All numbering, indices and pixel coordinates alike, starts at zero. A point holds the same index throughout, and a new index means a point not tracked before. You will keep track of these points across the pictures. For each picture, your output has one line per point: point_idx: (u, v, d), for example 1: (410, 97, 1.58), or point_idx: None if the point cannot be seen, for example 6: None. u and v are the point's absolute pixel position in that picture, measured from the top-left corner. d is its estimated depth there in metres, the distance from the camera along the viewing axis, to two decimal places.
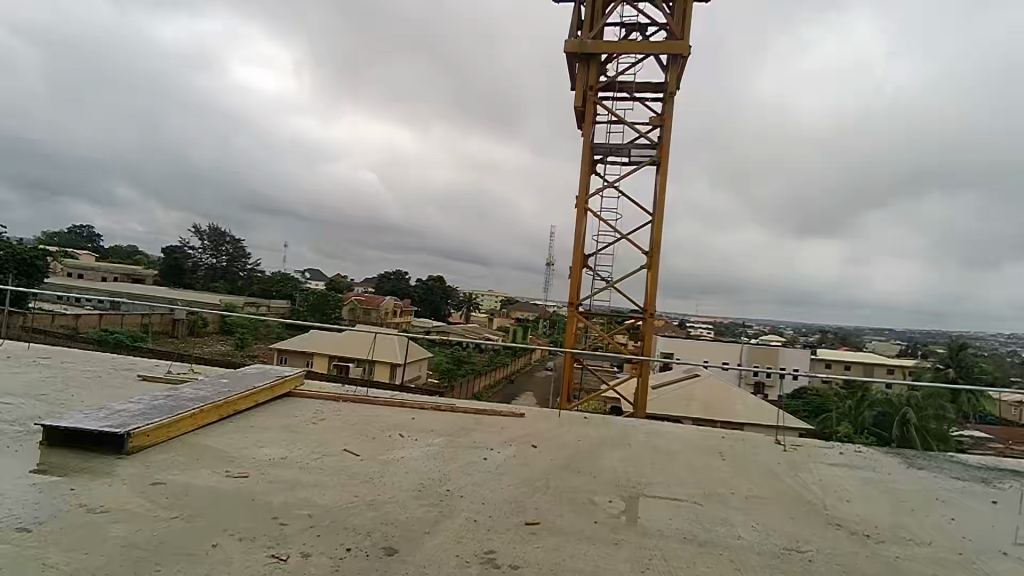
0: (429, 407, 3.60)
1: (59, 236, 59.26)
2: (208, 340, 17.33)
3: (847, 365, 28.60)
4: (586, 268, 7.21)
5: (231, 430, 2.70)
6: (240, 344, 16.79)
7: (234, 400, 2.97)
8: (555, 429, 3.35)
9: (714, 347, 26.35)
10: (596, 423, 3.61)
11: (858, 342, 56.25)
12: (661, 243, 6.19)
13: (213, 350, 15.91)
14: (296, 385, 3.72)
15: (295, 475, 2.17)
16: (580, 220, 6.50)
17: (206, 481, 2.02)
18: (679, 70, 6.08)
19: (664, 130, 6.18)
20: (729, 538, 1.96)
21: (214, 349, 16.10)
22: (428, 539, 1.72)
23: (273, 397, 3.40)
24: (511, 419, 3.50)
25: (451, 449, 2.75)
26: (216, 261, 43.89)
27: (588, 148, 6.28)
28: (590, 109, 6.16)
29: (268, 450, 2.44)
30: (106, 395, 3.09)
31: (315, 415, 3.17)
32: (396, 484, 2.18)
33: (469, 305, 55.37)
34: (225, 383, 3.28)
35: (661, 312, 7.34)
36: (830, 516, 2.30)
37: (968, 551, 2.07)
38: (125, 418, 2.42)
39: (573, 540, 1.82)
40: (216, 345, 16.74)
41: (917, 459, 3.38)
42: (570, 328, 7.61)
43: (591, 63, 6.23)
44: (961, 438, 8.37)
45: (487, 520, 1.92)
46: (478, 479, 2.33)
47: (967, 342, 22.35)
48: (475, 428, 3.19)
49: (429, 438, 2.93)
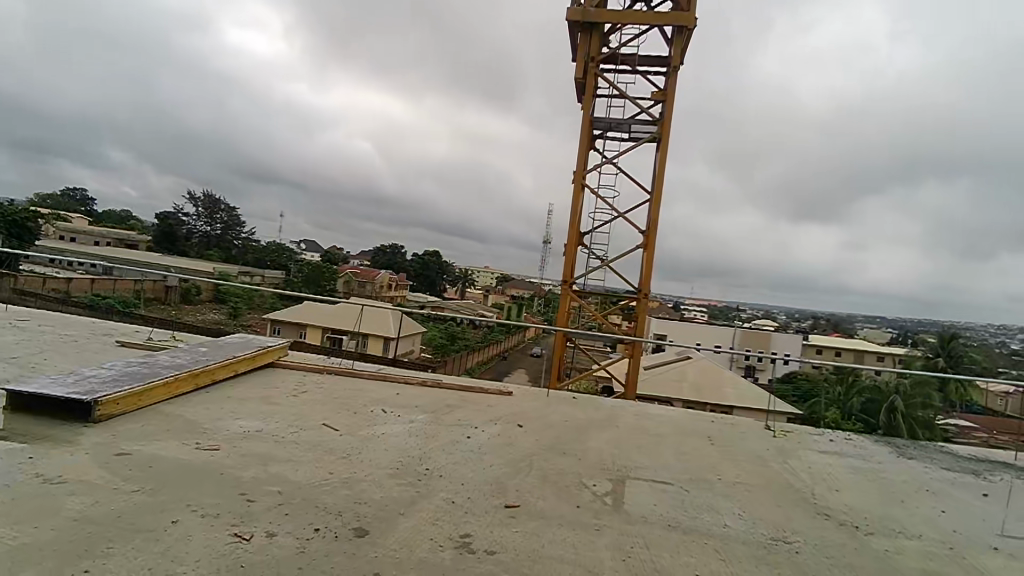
0: (415, 383, 3.52)
1: (51, 199, 58.47)
2: (200, 308, 17.22)
3: (838, 351, 28.85)
4: (581, 245, 7.09)
5: (206, 400, 2.61)
6: (232, 313, 16.66)
7: (212, 369, 2.88)
8: (540, 408, 3.29)
9: (707, 330, 26.45)
10: (585, 404, 3.55)
11: (849, 329, 56.64)
12: (658, 222, 6.07)
13: (205, 318, 15.81)
14: (280, 355, 3.64)
15: (269, 449, 2.10)
16: (576, 196, 6.36)
17: (175, 454, 1.95)
18: (684, 44, 5.91)
19: (665, 107, 6.03)
20: (714, 526, 1.90)
21: (205, 317, 16.00)
22: (401, 521, 1.65)
23: (254, 367, 3.31)
24: (498, 396, 3.44)
25: (434, 427, 2.67)
26: (211, 229, 43.59)
27: (587, 122, 6.13)
28: (591, 81, 6.00)
29: (243, 423, 2.36)
30: (80, 360, 2.99)
31: (297, 387, 3.09)
32: (373, 462, 2.10)
33: (465, 281, 55.27)
34: (203, 351, 3.18)
35: (656, 293, 7.25)
36: (819, 505, 2.24)
37: (959, 545, 2.01)
38: (94, 384, 2.33)
39: (553, 525, 1.75)
40: (209, 313, 16.65)
41: (907, 449, 3.33)
42: (563, 307, 7.45)
43: (593, 33, 6.04)
44: (947, 426, 8.49)
45: (465, 502, 1.85)
46: (461, 459, 2.26)
47: (958, 333, 22.56)
48: (460, 405, 3.12)
49: (413, 414, 2.85)
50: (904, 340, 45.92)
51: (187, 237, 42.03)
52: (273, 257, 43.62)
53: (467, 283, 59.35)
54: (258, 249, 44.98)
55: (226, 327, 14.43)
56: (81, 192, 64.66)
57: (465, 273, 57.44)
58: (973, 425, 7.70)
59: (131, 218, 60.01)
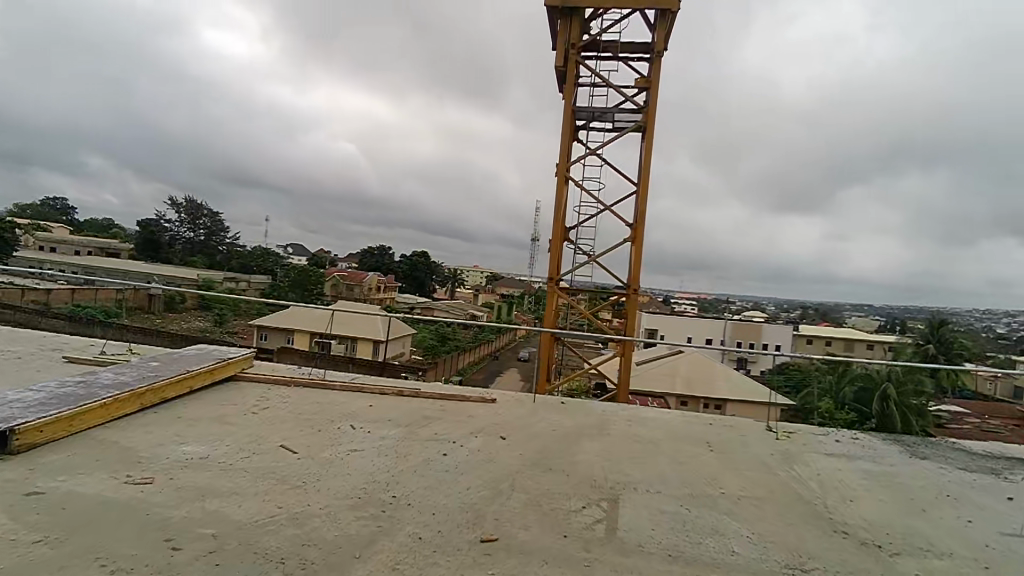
0: (390, 393, 3.27)
1: (30, 208, 57.48)
2: (183, 315, 16.85)
3: (827, 341, 28.77)
4: (568, 240, 6.84)
5: (151, 423, 2.34)
6: (217, 320, 16.30)
7: (160, 386, 2.61)
8: (526, 417, 3.04)
9: (697, 323, 26.29)
10: (574, 409, 3.31)
11: (837, 317, 56.82)
12: (646, 214, 5.84)
13: (188, 326, 15.45)
14: (243, 366, 3.36)
15: (211, 479, 1.83)
16: (560, 190, 6.12)
17: (98, 491, 1.69)
18: (667, 28, 5.69)
19: (650, 94, 5.80)
20: (719, 555, 1.66)
21: (188, 325, 15.65)
22: (356, 568, 1.39)
23: (212, 382, 3.04)
24: (481, 405, 3.19)
25: (407, 443, 2.42)
26: (194, 235, 43.10)
27: (570, 112, 5.88)
28: (572, 70, 5.76)
29: (187, 448, 2.09)
30: (18, 380, 2.72)
31: (259, 403, 2.83)
32: (331, 491, 1.84)
33: (455, 281, 54.83)
34: (154, 366, 2.90)
35: (646, 288, 7.02)
36: (834, 521, 2.02)
37: (993, 563, 1.79)
38: (16, 410, 2.05)
39: (534, 562, 1.51)
40: (192, 320, 16.30)
41: (919, 448, 3.12)
42: (550, 305, 7.19)
43: (573, 19, 5.81)
44: (938, 413, 8.39)
45: (434, 538, 1.59)
46: (434, 482, 2.01)
47: (947, 318, 22.48)
48: (438, 417, 2.86)
49: (385, 429, 2.60)
50: (894, 327, 46.00)
51: (171, 244, 41.39)
52: (259, 262, 43.05)
53: (457, 283, 58.95)
54: (244, 254, 44.44)
55: (210, 334, 14.13)
56: (61, 202, 63.53)
57: (455, 272, 56.99)
58: (964, 410, 7.60)
59: (113, 226, 59.17)
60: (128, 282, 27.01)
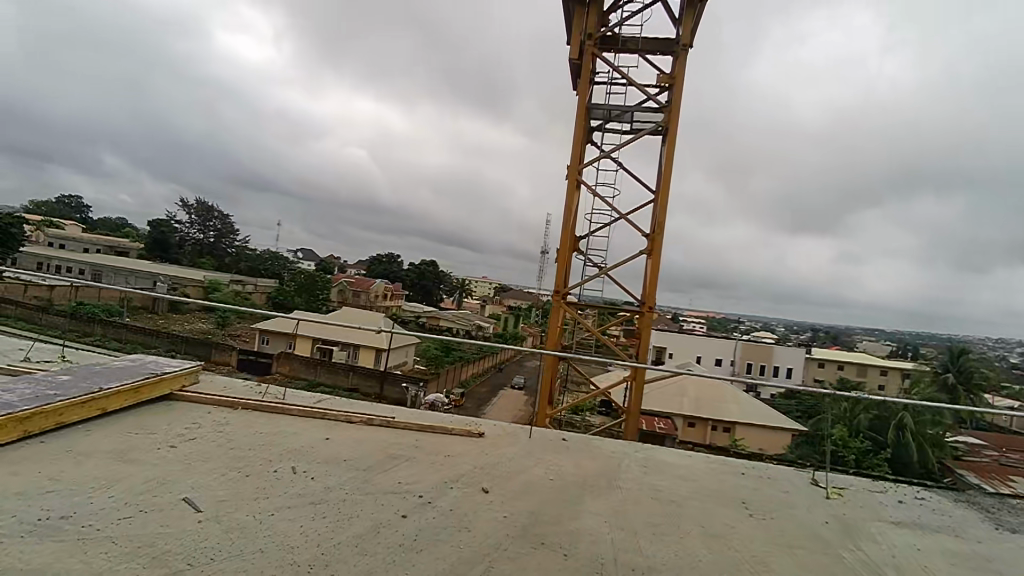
0: (354, 421, 2.72)
1: (44, 203, 57.86)
2: (185, 317, 16.54)
3: (840, 365, 27.62)
4: (576, 250, 6.27)
5: (28, 459, 1.81)
6: (220, 323, 15.98)
7: (55, 408, 2.08)
8: (519, 458, 2.48)
9: (707, 342, 25.45)
10: (578, 448, 2.76)
11: (849, 342, 55.32)
12: (665, 224, 5.27)
13: (190, 327, 15.14)
14: (182, 383, 2.84)
15: (53, 562, 1.29)
16: (570, 196, 5.56)
17: None
18: (694, 20, 5.15)
19: (673, 91, 5.23)
20: None
21: (190, 326, 15.37)
22: None
23: (135, 403, 2.50)
24: (466, 441, 2.65)
25: (356, 498, 1.86)
26: (204, 237, 42.89)
27: (585, 109, 5.33)
28: (588, 64, 5.24)
29: (49, 505, 1.55)
30: None
31: (187, 431, 2.29)
32: None
33: (463, 291, 54.11)
34: (62, 380, 2.38)
35: (661, 306, 6.43)
36: None
37: None
38: None
39: None
40: (194, 322, 15.99)
41: (1002, 515, 2.51)
42: (555, 321, 6.54)
43: (591, 8, 5.29)
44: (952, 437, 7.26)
45: None
46: (375, 566, 1.45)
47: (969, 347, 21.30)
48: (407, 459, 2.30)
49: (334, 475, 2.04)
50: (909, 353, 44.62)
51: (180, 245, 41.25)
52: (267, 266, 42.90)
53: (465, 293, 58.40)
54: (252, 257, 44.30)
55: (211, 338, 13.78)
56: (76, 199, 63.65)
57: (463, 282, 56.43)
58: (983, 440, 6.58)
59: (126, 225, 59.37)
60: (132, 282, 26.84)
